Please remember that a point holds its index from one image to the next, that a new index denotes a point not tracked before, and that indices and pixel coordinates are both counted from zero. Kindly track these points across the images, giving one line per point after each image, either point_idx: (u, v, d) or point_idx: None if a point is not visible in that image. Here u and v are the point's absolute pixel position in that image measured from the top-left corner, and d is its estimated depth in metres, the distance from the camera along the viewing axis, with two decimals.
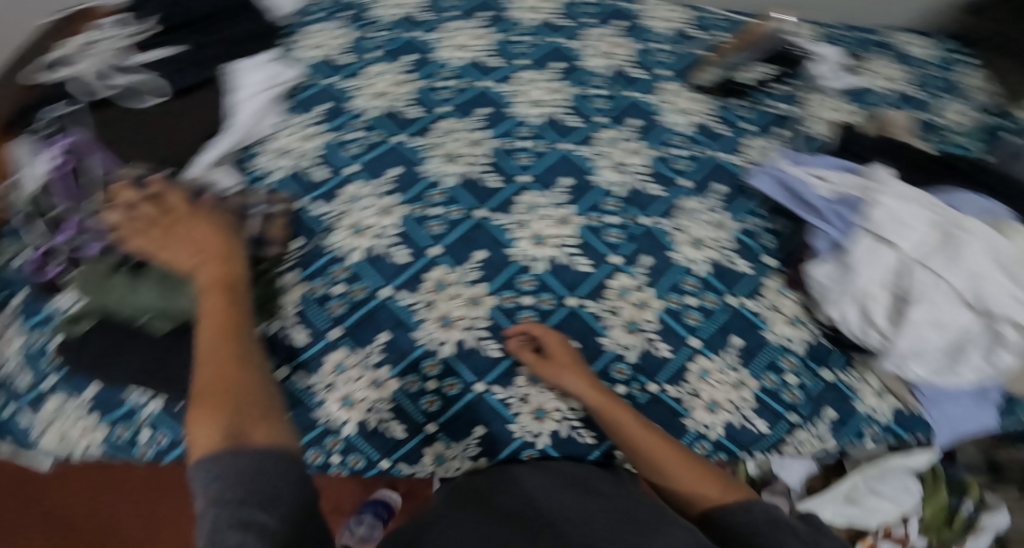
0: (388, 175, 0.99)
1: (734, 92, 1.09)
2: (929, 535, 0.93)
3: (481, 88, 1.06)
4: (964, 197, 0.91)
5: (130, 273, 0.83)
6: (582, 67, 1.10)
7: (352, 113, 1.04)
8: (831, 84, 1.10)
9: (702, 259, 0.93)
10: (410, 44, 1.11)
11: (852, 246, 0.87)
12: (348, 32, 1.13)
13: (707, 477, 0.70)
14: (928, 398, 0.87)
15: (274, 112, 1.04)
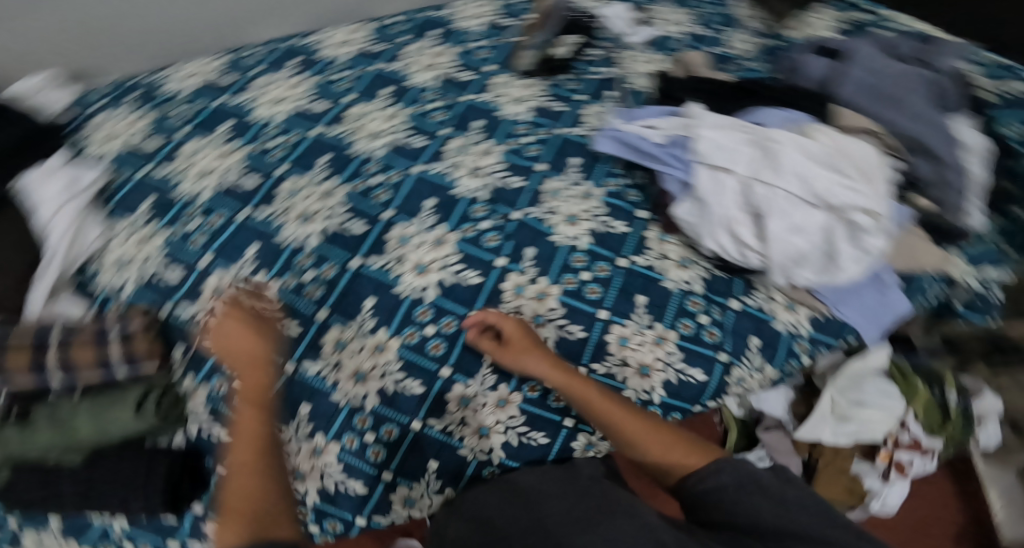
0: (248, 255, 0.97)
1: (553, 68, 1.11)
2: (940, 434, 1.01)
3: (322, 135, 1.04)
4: (771, 112, 0.96)
5: (22, 420, 0.83)
6: (409, 87, 1.10)
7: (182, 202, 1.01)
8: (637, 38, 1.16)
9: (580, 233, 0.96)
10: (218, 113, 1.08)
11: (699, 184, 0.90)
12: (138, 119, 1.08)
13: (681, 444, 0.80)
14: (841, 306, 0.94)
15: (94, 219, 1.00)
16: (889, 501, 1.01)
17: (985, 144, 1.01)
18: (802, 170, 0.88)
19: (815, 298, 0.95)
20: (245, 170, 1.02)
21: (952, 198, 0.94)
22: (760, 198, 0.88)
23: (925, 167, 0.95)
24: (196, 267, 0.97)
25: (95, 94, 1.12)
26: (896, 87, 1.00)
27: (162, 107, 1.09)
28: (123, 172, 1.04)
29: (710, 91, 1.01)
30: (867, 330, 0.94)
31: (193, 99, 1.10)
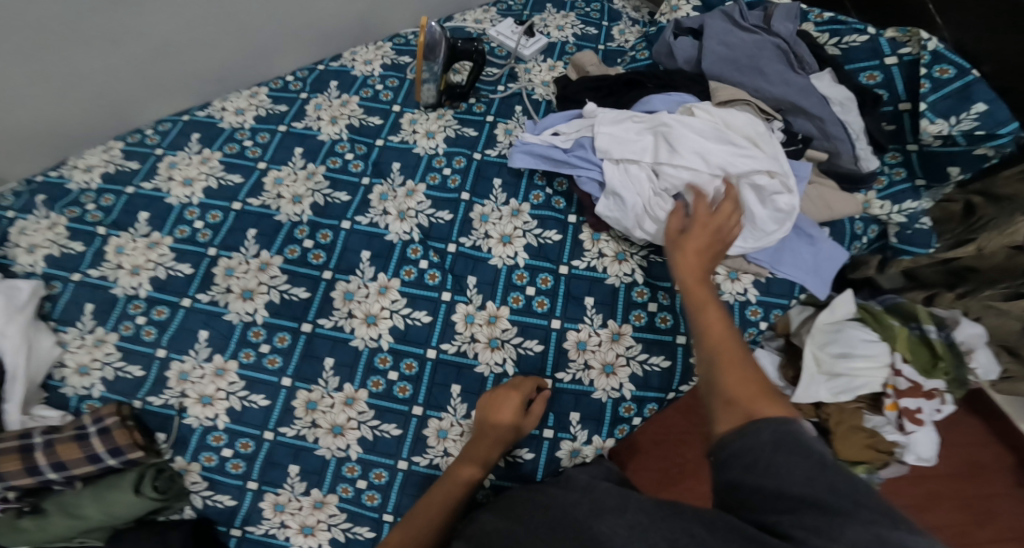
0: (200, 340, 0.96)
1: (455, 96, 1.07)
2: (937, 374, 1.00)
3: (248, 207, 1.02)
4: (660, 98, 0.97)
5: (36, 513, 0.87)
6: (319, 143, 1.06)
7: (125, 298, 0.98)
8: (532, 48, 1.13)
9: (514, 252, 0.98)
10: (134, 202, 1.03)
11: (609, 179, 0.92)
12: (56, 220, 1.03)
13: (761, 389, 0.70)
14: (783, 268, 0.95)
15: (45, 331, 0.96)
16: (924, 453, 1.00)
17: (846, 92, 0.98)
18: (698, 147, 0.89)
19: (755, 263, 0.95)
20: (179, 255, 1.00)
21: (843, 147, 0.96)
22: (667, 182, 0.90)
23: (805, 124, 0.98)
24: (154, 359, 0.95)
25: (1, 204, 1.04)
26: (755, 55, 0.98)
27: (76, 203, 1.04)
28: (57, 281, 1.00)
29: (606, 88, 1.02)
30: (816, 282, 0.95)
31: (103, 191, 1.05)
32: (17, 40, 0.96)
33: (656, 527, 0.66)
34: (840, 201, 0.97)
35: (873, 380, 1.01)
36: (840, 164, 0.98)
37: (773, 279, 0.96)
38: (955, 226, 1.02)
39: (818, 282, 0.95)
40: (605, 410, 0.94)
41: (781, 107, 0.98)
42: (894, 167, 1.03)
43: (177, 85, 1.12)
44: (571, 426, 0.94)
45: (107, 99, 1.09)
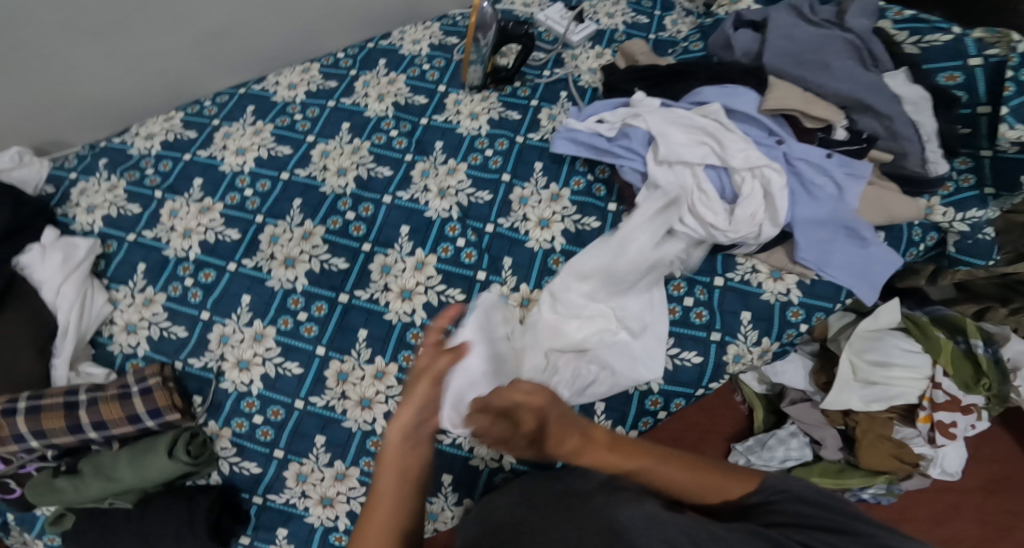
0: (242, 305, 0.99)
1: (500, 79, 1.10)
2: (977, 390, 0.97)
3: (295, 177, 1.05)
4: (713, 90, 0.98)
5: (72, 474, 0.91)
6: (366, 119, 1.09)
7: (175, 260, 1.03)
8: (580, 35, 1.15)
9: (549, 237, 0.97)
10: (189, 168, 1.08)
11: (653, 173, 0.95)
12: (116, 183, 1.09)
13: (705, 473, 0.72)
14: (828, 267, 0.92)
15: (99, 288, 1.02)
16: (949, 467, 1.01)
17: (920, 91, 0.95)
18: (745, 149, 0.92)
19: (800, 265, 0.93)
20: (228, 221, 1.04)
21: (911, 148, 0.94)
22: (707, 181, 0.93)
23: (871, 123, 0.96)
24: (198, 321, 0.99)
25: (67, 164, 1.13)
26: (821, 50, 0.97)
27: (136, 167, 1.10)
28: (113, 240, 1.06)
29: (654, 78, 1.04)
30: (865, 286, 0.92)
31: (162, 157, 1.10)
32: (92, 21, 1.05)
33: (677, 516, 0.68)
34: (900, 205, 0.93)
35: (908, 391, 0.98)
36: (905, 166, 0.95)
37: (818, 281, 0.94)
38: (1017, 236, 1.00)
39: (868, 286, 0.92)
40: (631, 402, 0.91)
41: (846, 104, 0.97)
42: (964, 173, 0.97)
43: (231, 63, 1.20)
44: None
45: (168, 75, 1.17)
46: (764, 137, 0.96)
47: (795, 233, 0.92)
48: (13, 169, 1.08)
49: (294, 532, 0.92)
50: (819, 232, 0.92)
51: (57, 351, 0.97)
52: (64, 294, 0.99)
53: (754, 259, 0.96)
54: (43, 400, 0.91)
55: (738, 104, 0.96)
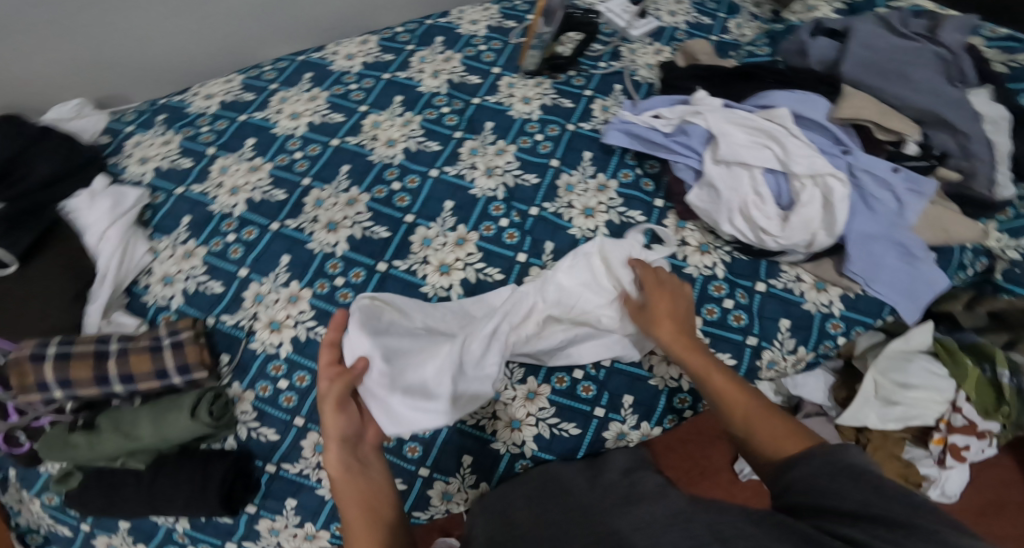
0: (281, 265, 1.00)
1: (556, 67, 1.13)
2: (995, 416, 0.97)
3: (346, 144, 1.07)
4: (783, 95, 0.99)
5: (87, 430, 0.92)
6: (419, 94, 1.11)
7: (220, 215, 1.05)
8: (641, 30, 1.17)
9: (595, 226, 0.97)
10: (244, 128, 1.12)
11: (708, 172, 0.94)
12: (170, 137, 1.14)
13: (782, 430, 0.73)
14: (875, 282, 0.91)
15: (142, 237, 1.06)
16: (949, 488, 1.04)
17: (1001, 111, 1.00)
18: (809, 156, 0.91)
19: (847, 277, 0.93)
20: (275, 181, 1.06)
21: (981, 168, 0.96)
22: (764, 185, 0.92)
23: (945, 139, 0.98)
24: (235, 277, 1.01)
25: (125, 118, 1.19)
26: (903, 63, 1.00)
27: (191, 124, 1.15)
28: (161, 192, 1.10)
29: (716, 79, 1.05)
30: (910, 305, 0.92)
31: (218, 117, 1.15)
32: None
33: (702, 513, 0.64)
34: (958, 226, 0.93)
35: (927, 413, 0.98)
36: (972, 187, 0.97)
37: (863, 296, 0.93)
38: None
39: (913, 306, 0.92)
40: (659, 398, 0.96)
41: (923, 119, 1.00)
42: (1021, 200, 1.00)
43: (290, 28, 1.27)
44: (623, 408, 0.96)
45: (231, 38, 1.24)
46: (831, 145, 0.96)
47: (847, 245, 0.91)
48: (72, 120, 1.15)
49: (303, 503, 0.93)
50: (872, 245, 0.91)
51: (93, 297, 1.00)
52: (108, 240, 1.03)
53: (799, 268, 0.96)
54: (73, 349, 0.93)
55: (805, 110, 0.97)
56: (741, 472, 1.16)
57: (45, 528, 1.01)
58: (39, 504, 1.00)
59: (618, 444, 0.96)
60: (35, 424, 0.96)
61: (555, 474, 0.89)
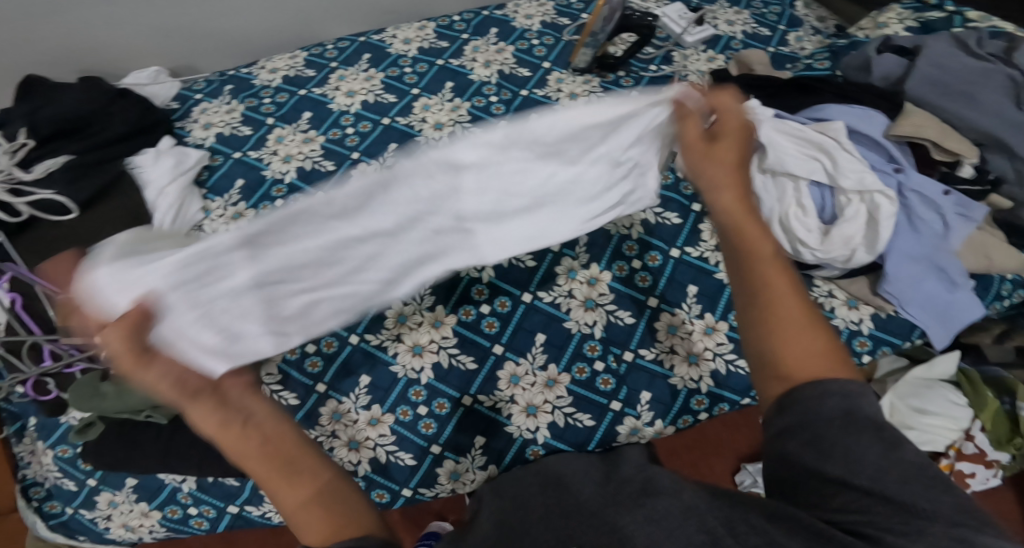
0: None
1: (606, 66, 1.19)
2: (1006, 448, 1.05)
3: (394, 124, 1.14)
4: (836, 109, 1.02)
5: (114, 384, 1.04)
6: (469, 82, 1.18)
7: (271, 180, 1.11)
8: (695, 37, 1.23)
9: (630, 224, 1.09)
10: (302, 102, 1.19)
11: (754, 180, 0.97)
12: (235, 106, 1.21)
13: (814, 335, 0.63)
14: (906, 300, 0.96)
15: (195, 195, 1.10)
16: None
17: None
18: (859, 172, 0.94)
19: (881, 297, 0.98)
20: (326, 153, 1.12)
21: None
22: (809, 197, 0.95)
23: (1002, 163, 1.03)
24: None
25: (195, 87, 1.27)
26: (972, 83, 1.04)
27: (256, 96, 1.21)
28: (219, 155, 1.16)
29: (770, 89, 1.09)
30: (939, 328, 0.97)
31: (280, 90, 1.22)
32: None
33: (711, 510, 0.63)
34: (1002, 255, 0.97)
35: (938, 439, 1.05)
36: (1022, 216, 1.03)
37: (894, 317, 0.98)
38: None
39: (944, 329, 0.97)
40: (677, 397, 1.01)
41: (983, 141, 1.04)
42: None
43: (357, 11, 1.35)
44: (639, 404, 1.01)
45: (302, 15, 1.31)
46: (882, 163, 1.00)
47: (887, 265, 0.96)
48: (148, 85, 1.23)
49: None
50: (911, 267, 0.96)
51: None
52: (164, 195, 1.07)
53: (835, 284, 1.00)
54: None
55: (859, 125, 1.01)
56: (741, 482, 1.17)
57: (51, 482, 1.11)
58: (51, 455, 1.11)
59: (623, 441, 1.00)
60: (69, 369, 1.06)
61: (555, 471, 0.90)
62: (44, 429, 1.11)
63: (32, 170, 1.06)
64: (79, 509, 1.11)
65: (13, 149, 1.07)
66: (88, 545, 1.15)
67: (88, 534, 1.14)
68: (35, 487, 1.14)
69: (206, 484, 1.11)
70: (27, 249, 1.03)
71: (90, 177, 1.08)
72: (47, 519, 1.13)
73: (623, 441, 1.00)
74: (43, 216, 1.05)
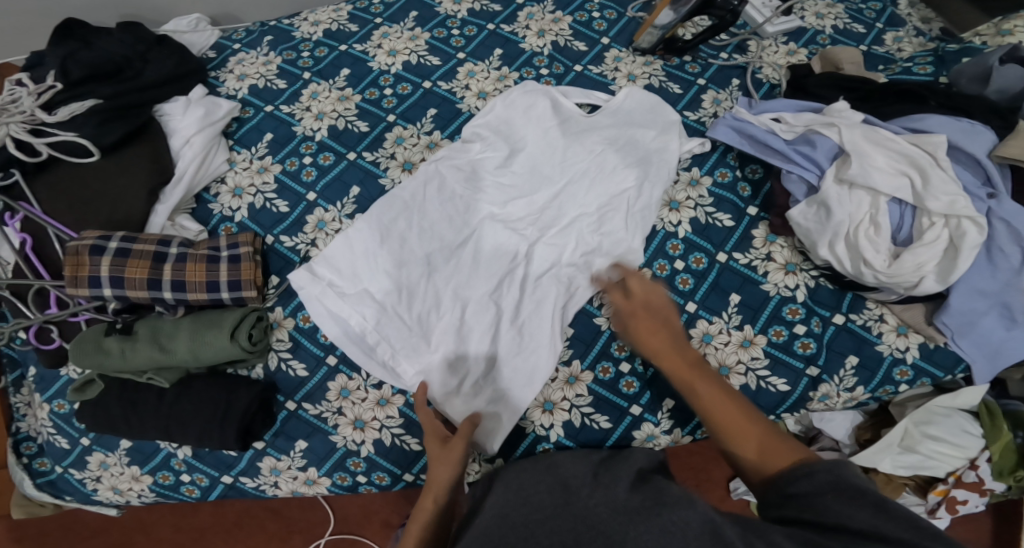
0: (350, 196, 1.09)
1: (673, 49, 1.14)
2: (1006, 479, 1.05)
3: (436, 88, 1.15)
4: (940, 121, 0.96)
5: (121, 338, 1.00)
6: (520, 50, 1.17)
7: (301, 137, 1.13)
8: (777, 28, 1.16)
9: (679, 220, 1.02)
10: (342, 59, 1.19)
11: (825, 190, 0.94)
12: (272, 59, 1.20)
13: (770, 437, 0.76)
14: (957, 330, 0.94)
15: (222, 148, 1.13)
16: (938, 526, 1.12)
17: None
18: (950, 194, 0.89)
19: (934, 327, 0.95)
20: (361, 113, 1.14)
21: None
22: (887, 215, 0.92)
23: None
24: (303, 200, 1.09)
25: (235, 36, 1.26)
26: None
27: (295, 48, 1.21)
28: (251, 108, 1.17)
29: (861, 92, 1.04)
30: (986, 366, 0.95)
31: (320, 45, 1.21)
32: None
33: (728, 525, 0.65)
34: None
35: (941, 466, 1.05)
36: None
37: (942, 349, 0.96)
38: None
39: (989, 366, 0.95)
40: None
41: None
42: None
43: None
44: (660, 411, 0.98)
45: None
46: (976, 185, 0.93)
47: (951, 297, 0.93)
48: (188, 33, 1.24)
49: (313, 447, 1.04)
50: (974, 301, 0.93)
51: (164, 198, 1.08)
52: (191, 146, 1.10)
53: (886, 308, 0.98)
54: (134, 246, 1.01)
55: (962, 141, 0.95)
56: (734, 489, 1.20)
57: (44, 437, 1.09)
58: (48, 409, 1.08)
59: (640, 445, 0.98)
60: (72, 319, 1.05)
61: (563, 472, 0.83)
62: (42, 382, 1.08)
63: (55, 113, 1.07)
64: (69, 468, 1.08)
65: (40, 90, 1.08)
66: (76, 504, 1.12)
67: (74, 494, 1.11)
68: (27, 442, 1.11)
69: (202, 452, 1.07)
70: (41, 190, 1.05)
71: (117, 122, 1.07)
72: (34, 477, 1.10)
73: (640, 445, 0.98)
74: (62, 157, 1.05)
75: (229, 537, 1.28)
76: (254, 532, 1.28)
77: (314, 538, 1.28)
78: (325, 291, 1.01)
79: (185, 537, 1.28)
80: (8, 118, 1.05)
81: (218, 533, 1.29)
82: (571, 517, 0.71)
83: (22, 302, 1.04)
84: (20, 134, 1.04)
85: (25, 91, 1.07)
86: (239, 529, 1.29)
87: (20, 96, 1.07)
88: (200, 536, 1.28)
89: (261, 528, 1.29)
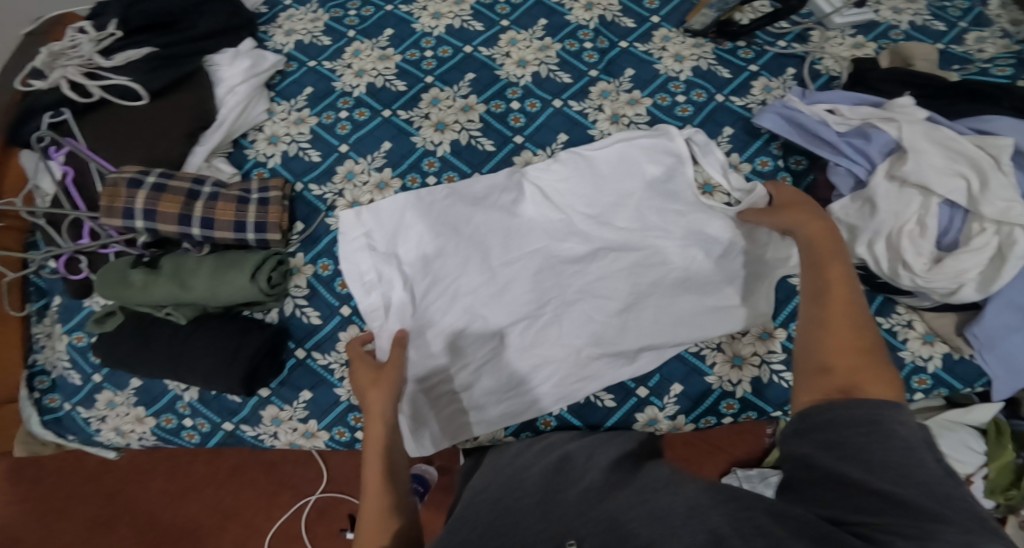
0: (381, 150, 1.09)
1: (727, 33, 1.14)
2: (997, 497, 1.06)
3: (477, 53, 1.15)
4: (1009, 124, 0.93)
5: (145, 272, 1.01)
6: (565, 22, 1.17)
7: (340, 92, 1.14)
8: (846, 19, 1.15)
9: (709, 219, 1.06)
10: (386, 19, 1.20)
11: (873, 186, 0.93)
12: (320, 15, 1.22)
13: (864, 369, 0.69)
14: (983, 341, 0.91)
15: (263, 98, 1.15)
16: None
17: None
18: (1007, 200, 0.86)
19: (963, 338, 0.93)
20: (400, 72, 1.15)
21: None
22: (936, 217, 0.90)
23: None
24: (334, 151, 1.10)
25: None
26: None
27: (342, 6, 1.22)
28: (295, 62, 1.18)
29: (931, 89, 1.01)
30: (1009, 384, 0.92)
31: (367, 4, 1.22)
32: None
33: (716, 510, 0.62)
34: None
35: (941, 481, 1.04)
36: None
37: (966, 360, 0.94)
38: None
39: (1010, 384, 0.92)
40: (708, 396, 0.97)
41: None
42: None
43: None
44: (666, 395, 0.97)
45: None
46: None
47: (986, 310, 0.90)
48: None
49: (317, 398, 1.03)
50: (1012, 315, 0.90)
51: (202, 140, 1.10)
52: (234, 94, 1.12)
53: (916, 315, 0.96)
54: (168, 184, 1.02)
55: None
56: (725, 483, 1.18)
57: (58, 372, 1.10)
58: (66, 341, 1.09)
59: (641, 428, 0.97)
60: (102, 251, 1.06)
61: (561, 451, 0.82)
62: (63, 315, 1.10)
63: (111, 58, 1.11)
64: (77, 406, 1.08)
65: (100, 38, 1.12)
66: (76, 445, 1.11)
67: (78, 434, 1.10)
68: (41, 376, 1.11)
69: (207, 394, 1.06)
70: (88, 129, 1.08)
71: (164, 70, 1.11)
72: (42, 413, 1.10)
73: (641, 427, 0.97)
74: (113, 99, 1.07)
75: (214, 487, 1.28)
76: (245, 483, 1.28)
77: (306, 495, 1.27)
78: (360, 242, 1.02)
79: (178, 485, 1.28)
80: (66, 61, 1.09)
81: (206, 481, 1.28)
82: (553, 504, 0.68)
83: (55, 232, 1.07)
84: (76, 77, 1.07)
85: (86, 38, 1.11)
86: (226, 481, 1.28)
87: (79, 42, 1.11)
88: (192, 483, 1.29)
89: (251, 479, 1.29)
